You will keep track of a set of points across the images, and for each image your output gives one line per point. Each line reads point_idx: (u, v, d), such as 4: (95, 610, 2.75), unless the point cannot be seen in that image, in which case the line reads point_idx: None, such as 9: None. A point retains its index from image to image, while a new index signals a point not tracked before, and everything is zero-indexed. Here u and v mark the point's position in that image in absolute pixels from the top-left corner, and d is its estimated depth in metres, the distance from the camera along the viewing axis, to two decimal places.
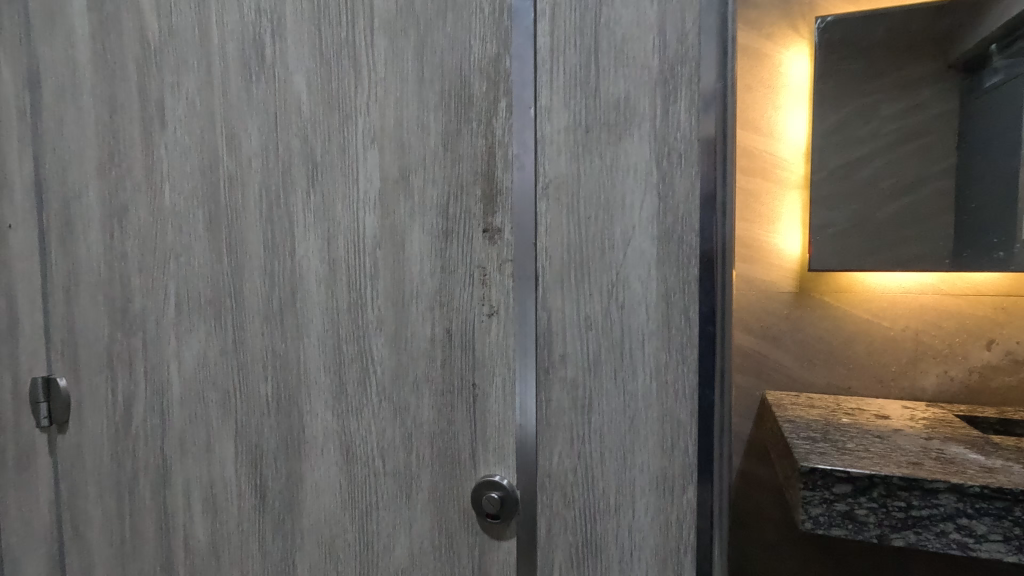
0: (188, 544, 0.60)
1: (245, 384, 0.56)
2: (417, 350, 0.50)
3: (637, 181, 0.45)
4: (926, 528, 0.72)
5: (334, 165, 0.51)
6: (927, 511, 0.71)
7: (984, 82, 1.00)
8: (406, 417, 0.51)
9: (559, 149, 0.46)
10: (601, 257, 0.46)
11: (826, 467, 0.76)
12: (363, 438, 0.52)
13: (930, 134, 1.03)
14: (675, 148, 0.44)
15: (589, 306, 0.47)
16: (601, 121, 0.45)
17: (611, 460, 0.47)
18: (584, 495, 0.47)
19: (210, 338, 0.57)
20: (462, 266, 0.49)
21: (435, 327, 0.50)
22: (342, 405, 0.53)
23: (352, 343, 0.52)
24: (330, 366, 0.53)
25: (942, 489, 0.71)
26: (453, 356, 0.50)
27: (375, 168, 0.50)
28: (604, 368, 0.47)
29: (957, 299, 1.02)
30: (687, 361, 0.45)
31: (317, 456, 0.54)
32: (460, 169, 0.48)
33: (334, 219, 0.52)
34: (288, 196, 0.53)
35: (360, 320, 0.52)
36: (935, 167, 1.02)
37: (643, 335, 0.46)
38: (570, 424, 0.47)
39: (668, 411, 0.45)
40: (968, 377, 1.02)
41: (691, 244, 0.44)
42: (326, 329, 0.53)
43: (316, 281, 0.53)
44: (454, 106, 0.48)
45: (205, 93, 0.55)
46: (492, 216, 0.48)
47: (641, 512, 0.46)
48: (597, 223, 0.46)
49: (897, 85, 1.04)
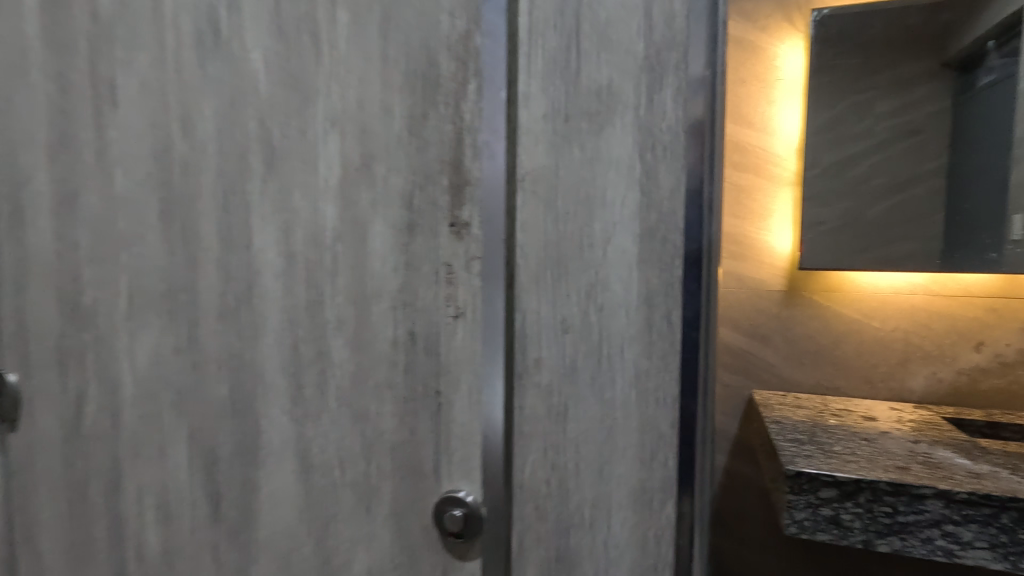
0: (142, 554, 0.56)
1: (201, 385, 0.52)
2: (380, 353, 0.47)
3: (620, 175, 0.43)
4: (911, 533, 0.70)
5: (294, 152, 0.48)
6: (913, 517, 0.70)
7: (978, 81, 0.98)
8: (366, 426, 0.48)
9: (538, 139, 0.43)
10: (580, 257, 0.44)
11: (813, 471, 0.74)
12: (320, 446, 0.49)
13: (922, 132, 1.00)
14: (660, 141, 0.42)
15: (566, 308, 0.44)
16: (582, 111, 0.43)
17: (588, 472, 0.45)
18: (558, 508, 0.46)
19: (164, 335, 0.53)
20: (427, 263, 0.46)
21: (398, 328, 0.47)
22: (300, 411, 0.49)
23: (311, 345, 0.49)
24: (287, 368, 0.49)
25: (929, 495, 0.69)
26: (416, 361, 0.46)
27: (336, 155, 0.47)
28: (581, 374, 0.45)
29: (948, 301, 1.00)
30: (669, 369, 0.43)
31: (273, 465, 0.50)
32: (427, 158, 0.45)
33: (292, 209, 0.48)
34: (245, 184, 0.49)
35: (319, 320, 0.48)
36: (927, 167, 1.00)
37: (624, 340, 0.44)
38: (546, 433, 0.45)
39: (648, 420, 0.44)
40: (956, 379, 1.01)
41: (674, 245, 0.43)
42: (283, 328, 0.49)
43: (273, 276, 0.49)
44: (421, 88, 0.44)
45: (158, 71, 0.51)
46: (459, 209, 0.44)
47: (617, 526, 0.46)
48: (575, 220, 0.44)
49: (892, 83, 1.01)
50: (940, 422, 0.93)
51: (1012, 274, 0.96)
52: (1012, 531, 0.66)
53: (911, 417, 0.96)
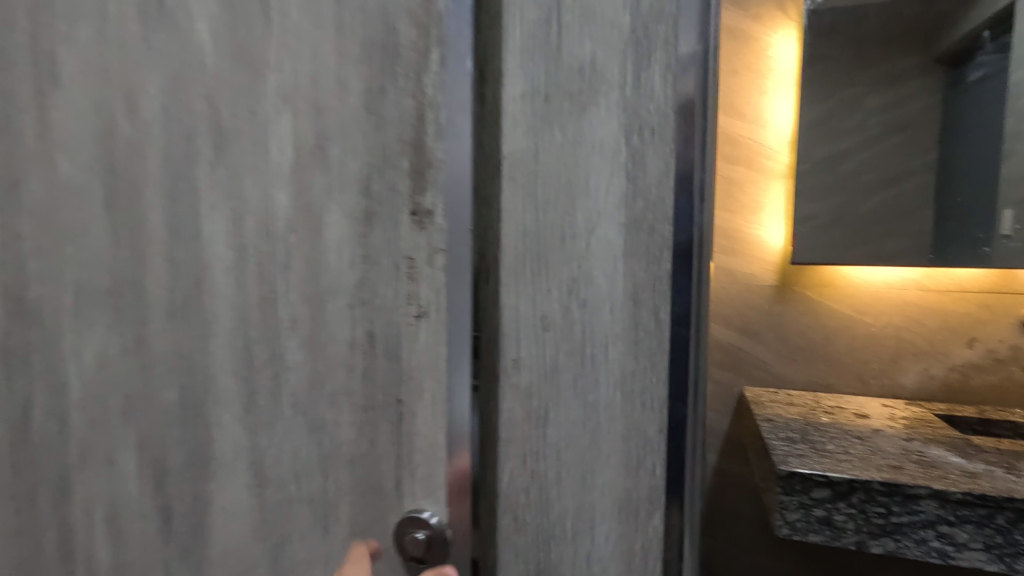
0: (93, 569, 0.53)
1: (149, 389, 0.48)
2: (337, 355, 0.43)
3: (604, 160, 0.41)
4: (905, 535, 0.68)
5: (244, 134, 0.44)
6: (908, 518, 0.67)
7: (970, 76, 0.96)
8: (323, 436, 0.44)
9: (516, 122, 0.41)
10: (562, 247, 0.42)
11: (806, 471, 0.71)
12: (273, 457, 0.45)
13: (911, 127, 0.98)
14: (647, 122, 0.39)
15: (547, 303, 0.42)
16: (563, 90, 0.41)
17: (570, 480, 0.43)
18: (538, 518, 0.44)
19: (111, 334, 0.49)
20: (387, 256, 0.41)
21: (356, 328, 0.42)
22: (253, 419, 0.45)
23: (264, 345, 0.45)
24: (239, 371, 0.45)
25: (923, 495, 0.66)
26: (376, 365, 0.42)
27: (288, 136, 0.43)
28: (563, 374, 0.43)
29: (940, 296, 0.98)
30: (656, 370, 0.40)
31: (225, 477, 0.47)
32: (385, 139, 0.40)
33: (243, 196, 0.44)
34: (193, 169, 0.45)
35: (272, 319, 0.44)
36: (918, 162, 0.98)
37: (608, 337, 0.41)
38: (524, 439, 0.43)
39: (634, 425, 0.41)
40: (948, 376, 0.99)
41: (663, 236, 0.39)
42: (234, 327, 0.45)
43: (223, 270, 0.45)
44: (378, 60, 0.40)
45: (101, 46, 0.47)
46: (421, 195, 0.40)
47: (601, 538, 0.43)
48: (556, 208, 0.42)
49: (884, 77, 0.98)
50: (933, 419, 0.91)
51: (1004, 269, 0.94)
52: (1009, 532, 0.64)
53: (904, 414, 0.94)
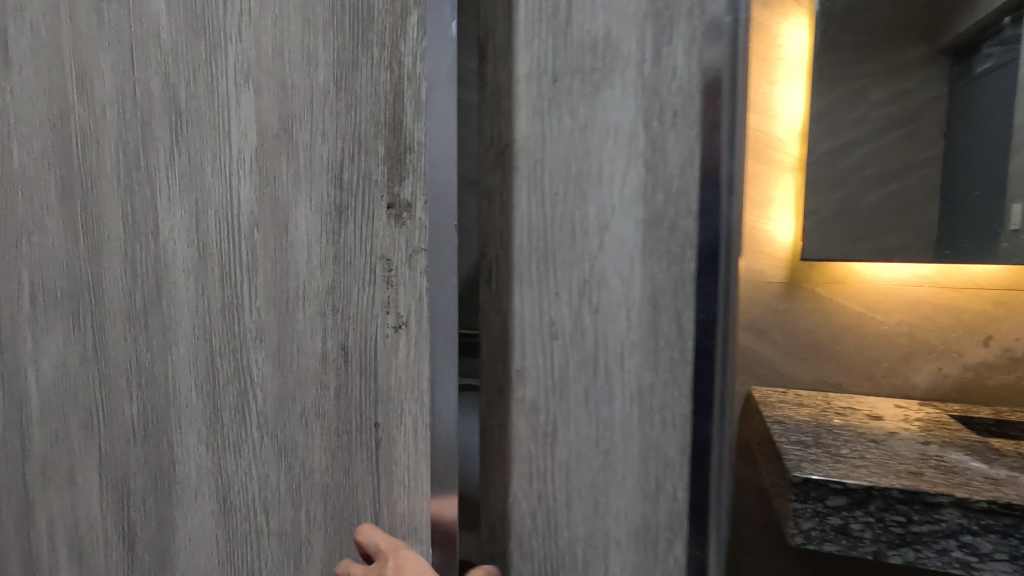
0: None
1: (108, 404, 0.44)
2: (306, 371, 0.38)
3: (619, 147, 0.36)
4: (926, 544, 0.60)
5: (204, 116, 0.39)
6: (928, 527, 0.59)
7: (978, 66, 0.87)
8: (293, 462, 0.39)
9: (520, 105, 0.38)
10: (570, 247, 0.38)
11: (820, 477, 0.63)
12: (241, 485, 0.41)
13: (915, 121, 0.89)
14: (669, 104, 0.35)
15: (555, 309, 0.38)
16: (573, 68, 0.37)
17: (580, 504, 0.39)
18: (545, 546, 0.40)
19: (70, 341, 0.45)
20: (361, 256, 0.37)
21: (327, 340, 0.38)
22: (217, 440, 0.41)
23: (227, 359, 0.40)
24: (203, 386, 0.41)
25: (945, 503, 0.59)
26: (351, 382, 0.38)
27: (251, 119, 0.38)
28: (572, 389, 0.39)
29: (956, 291, 0.89)
30: (678, 384, 0.36)
31: (190, 502, 0.42)
32: (355, 119, 0.36)
33: (204, 187, 0.40)
34: (150, 158, 0.41)
35: (237, 327, 0.40)
36: (922, 155, 0.89)
37: (622, 348, 0.37)
38: (529, 457, 0.40)
39: (652, 444, 0.37)
40: (962, 375, 0.90)
41: (686, 232, 0.35)
42: (197, 336, 0.41)
43: (184, 273, 0.41)
44: (350, 29, 0.36)
45: (53, 21, 0.42)
46: (399, 185, 0.35)
47: (616, 570, 0.39)
48: (564, 202, 0.38)
49: (888, 68, 0.89)
50: (948, 420, 0.83)
51: None
52: None
53: (918, 415, 0.85)
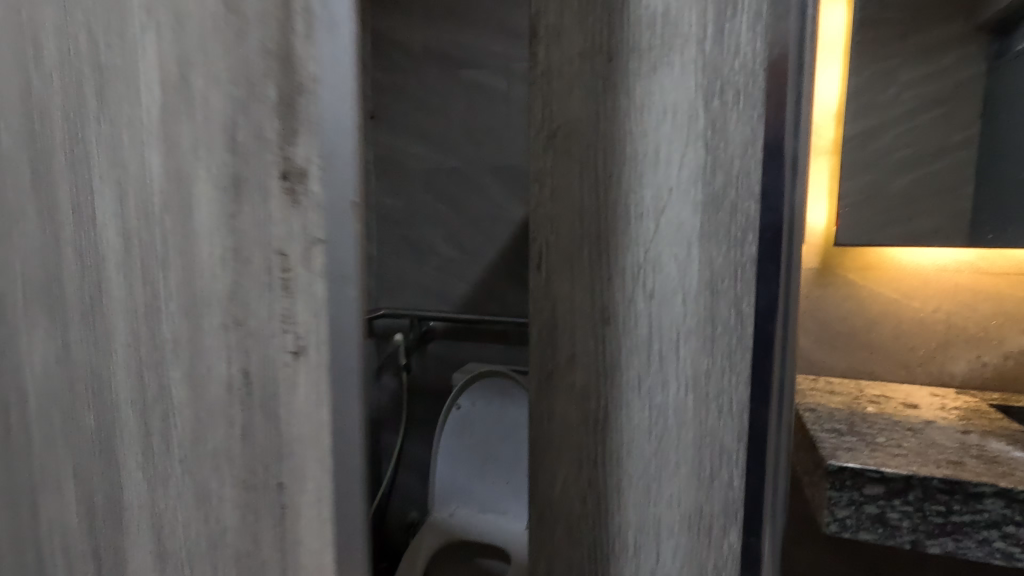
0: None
1: (69, 410, 0.37)
2: (214, 393, 0.32)
3: (677, 128, 0.35)
4: (967, 536, 0.66)
5: (84, 62, 0.33)
6: (970, 517, 0.66)
7: (1014, 45, 0.91)
8: (210, 514, 0.33)
9: (572, 86, 0.37)
10: (624, 230, 0.37)
11: (856, 467, 0.70)
12: (172, 530, 0.34)
13: (949, 101, 0.93)
14: (731, 83, 0.33)
15: (608, 295, 0.38)
16: (629, 47, 0.36)
17: (632, 490, 0.39)
18: (595, 531, 0.40)
19: (42, 325, 0.37)
20: (255, 246, 0.30)
21: (231, 361, 0.31)
22: (153, 470, 0.34)
23: (130, 371, 0.35)
24: (137, 400, 0.34)
25: (989, 494, 0.65)
26: (253, 418, 0.31)
27: (137, 55, 0.32)
28: (624, 376, 0.38)
29: (997, 279, 0.93)
30: (735, 371, 0.35)
31: (134, 541, 0.36)
32: (244, 51, 0.28)
33: (96, 147, 0.34)
34: (49, 109, 0.35)
35: (135, 334, 0.34)
36: (956, 136, 0.94)
37: (678, 334, 0.36)
38: (580, 443, 0.40)
39: (707, 431, 0.36)
40: (1003, 363, 0.94)
41: (747, 215, 0.34)
42: (128, 337, 0.34)
43: (83, 262, 0.35)
44: None
45: None
46: (293, 146, 0.28)
47: (667, 555, 0.38)
48: (618, 184, 0.37)
49: (920, 48, 0.93)
50: (988, 410, 0.88)
51: None
52: None
53: (956, 404, 0.90)
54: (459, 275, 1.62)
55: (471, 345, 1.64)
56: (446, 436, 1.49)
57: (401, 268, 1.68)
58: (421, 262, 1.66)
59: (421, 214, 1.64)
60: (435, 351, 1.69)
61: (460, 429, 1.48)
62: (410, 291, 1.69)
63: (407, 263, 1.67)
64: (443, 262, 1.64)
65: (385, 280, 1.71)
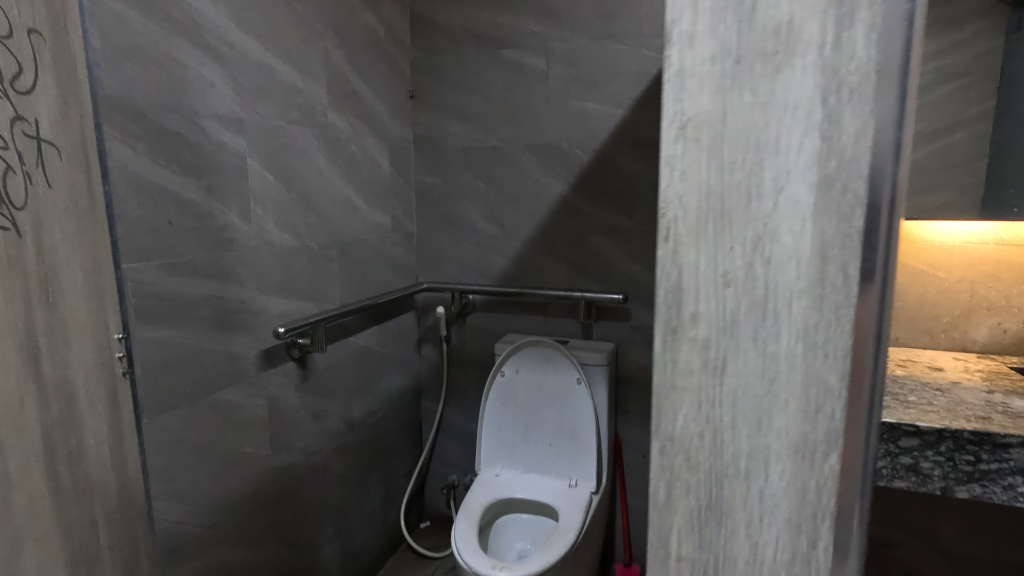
0: (128, 483, 0.89)
1: None
2: None
3: (796, 120, 0.41)
4: (993, 481, 0.79)
5: None
6: (995, 465, 0.79)
7: None
8: None
9: (702, 84, 0.43)
10: (746, 207, 0.44)
11: (895, 422, 0.83)
12: None
13: (970, 75, 1.07)
14: (847, 82, 0.40)
15: (729, 262, 0.45)
16: (755, 50, 0.42)
17: (745, 424, 0.47)
18: (710, 460, 0.48)
19: None
20: None
21: None
22: None
23: None
24: None
25: (1014, 444, 0.78)
26: None
27: None
28: (742, 330, 0.46)
29: (1020, 251, 1.09)
30: (841, 322, 0.43)
31: None
32: None
33: None
34: None
35: None
36: (972, 111, 1.07)
37: (792, 294, 0.44)
38: (699, 387, 0.47)
39: (813, 373, 0.44)
40: (1022, 329, 1.11)
41: (856, 193, 0.41)
42: None
43: None
44: None
45: None
46: None
47: (775, 478, 0.46)
48: (742, 168, 0.43)
49: (944, 21, 1.07)
50: (1007, 371, 1.05)
51: None
52: None
53: (978, 366, 1.08)
54: (498, 250, 1.69)
55: (510, 316, 1.72)
56: (491, 401, 1.57)
57: (441, 243, 1.75)
58: (459, 237, 1.73)
59: (461, 191, 1.70)
60: (473, 322, 1.77)
61: (504, 394, 1.56)
62: (450, 266, 1.76)
63: (446, 238, 1.75)
64: (480, 238, 1.71)
65: (425, 256, 1.78)
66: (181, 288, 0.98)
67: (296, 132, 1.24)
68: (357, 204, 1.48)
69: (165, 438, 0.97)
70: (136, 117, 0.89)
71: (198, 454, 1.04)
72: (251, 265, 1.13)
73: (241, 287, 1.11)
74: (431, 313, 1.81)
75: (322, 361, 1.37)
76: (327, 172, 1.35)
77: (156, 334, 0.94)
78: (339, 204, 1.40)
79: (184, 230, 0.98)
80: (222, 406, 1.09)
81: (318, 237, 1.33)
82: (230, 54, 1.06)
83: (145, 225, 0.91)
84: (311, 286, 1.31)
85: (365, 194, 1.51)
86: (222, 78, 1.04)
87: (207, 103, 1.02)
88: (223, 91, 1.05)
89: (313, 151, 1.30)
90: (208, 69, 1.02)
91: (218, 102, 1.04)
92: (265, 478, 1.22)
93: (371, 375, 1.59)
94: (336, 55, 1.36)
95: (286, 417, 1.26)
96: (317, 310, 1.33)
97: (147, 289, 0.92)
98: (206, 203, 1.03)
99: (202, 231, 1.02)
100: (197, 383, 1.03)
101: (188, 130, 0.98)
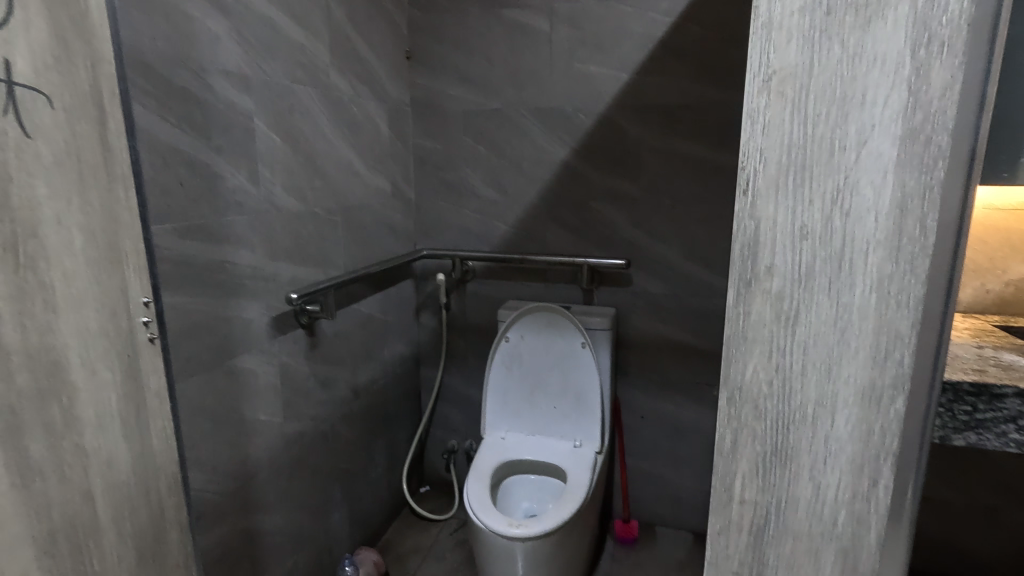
0: (151, 452, 0.66)
1: None
2: None
3: (885, 73, 0.42)
4: (987, 428, 0.63)
5: None
6: (991, 414, 0.63)
7: None
8: None
9: (790, 36, 0.44)
10: (827, 160, 0.45)
11: None
12: None
13: None
14: (937, 36, 0.41)
15: (807, 215, 0.46)
16: (847, 2, 0.42)
17: (815, 372, 0.49)
18: (777, 407, 0.50)
19: None
20: None
21: None
22: None
23: None
24: None
25: (1009, 393, 0.63)
26: None
27: None
28: (816, 281, 0.47)
29: (1006, 214, 1.15)
30: (915, 272, 0.45)
31: None
32: None
33: None
34: None
35: None
36: None
37: (868, 245, 0.45)
38: (771, 337, 0.49)
39: (884, 322, 0.46)
40: (1003, 290, 1.14)
41: (939, 146, 0.42)
42: None
43: None
44: None
45: None
46: None
47: (841, 422, 0.49)
48: (827, 121, 0.44)
49: None
50: (992, 329, 1.04)
51: None
52: None
53: (966, 325, 1.07)
54: (499, 216, 1.68)
55: (510, 283, 1.72)
56: (496, 365, 1.59)
57: (441, 210, 1.73)
58: (459, 203, 1.71)
59: (461, 156, 1.68)
60: (473, 289, 1.77)
61: (509, 359, 1.58)
62: (449, 233, 1.74)
63: (445, 205, 1.72)
64: (481, 204, 1.69)
65: (424, 222, 1.75)
66: (196, 252, 0.95)
67: (300, 92, 1.19)
68: (359, 168, 1.44)
69: (184, 406, 0.95)
70: (146, 72, 0.84)
71: (217, 423, 1.03)
72: (260, 230, 1.10)
73: (252, 253, 1.08)
74: (430, 281, 1.80)
75: (329, 328, 1.36)
76: (330, 134, 1.30)
77: (173, 301, 0.91)
78: (342, 168, 1.37)
79: (195, 193, 0.94)
80: (237, 374, 1.07)
81: (323, 202, 1.30)
82: (235, 6, 1.01)
83: (159, 187, 0.88)
84: (318, 252, 1.29)
85: (367, 158, 1.47)
86: (227, 32, 0.99)
87: (214, 58, 0.97)
88: (229, 46, 1.00)
89: (316, 112, 1.25)
90: (214, 22, 0.96)
91: (224, 58, 0.99)
92: (279, 445, 1.21)
93: (375, 343, 1.58)
94: (338, 12, 1.30)
95: (297, 385, 1.25)
96: (323, 277, 1.30)
97: (163, 254, 0.89)
98: (215, 163, 0.98)
99: (212, 194, 0.98)
100: (214, 350, 1.00)
101: (197, 86, 0.93)
